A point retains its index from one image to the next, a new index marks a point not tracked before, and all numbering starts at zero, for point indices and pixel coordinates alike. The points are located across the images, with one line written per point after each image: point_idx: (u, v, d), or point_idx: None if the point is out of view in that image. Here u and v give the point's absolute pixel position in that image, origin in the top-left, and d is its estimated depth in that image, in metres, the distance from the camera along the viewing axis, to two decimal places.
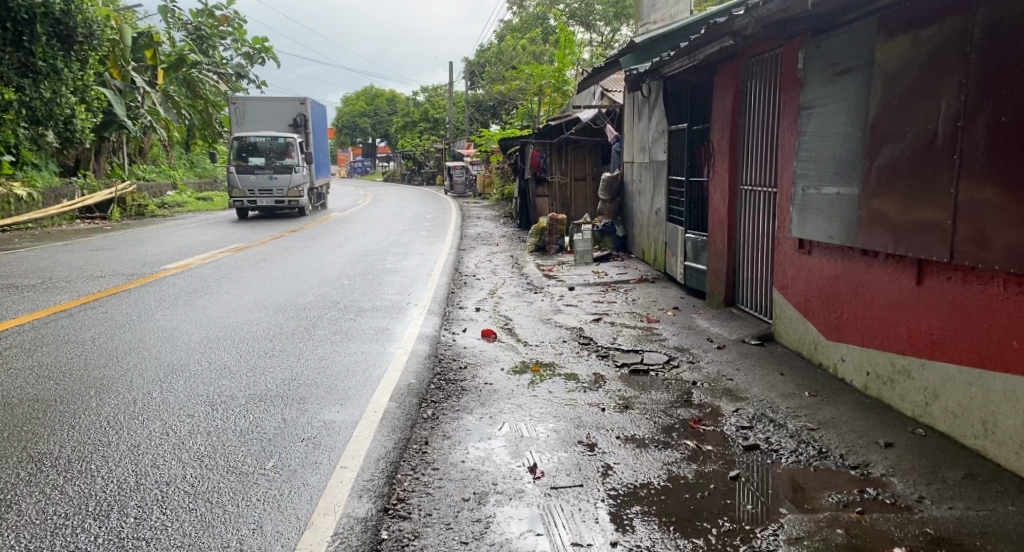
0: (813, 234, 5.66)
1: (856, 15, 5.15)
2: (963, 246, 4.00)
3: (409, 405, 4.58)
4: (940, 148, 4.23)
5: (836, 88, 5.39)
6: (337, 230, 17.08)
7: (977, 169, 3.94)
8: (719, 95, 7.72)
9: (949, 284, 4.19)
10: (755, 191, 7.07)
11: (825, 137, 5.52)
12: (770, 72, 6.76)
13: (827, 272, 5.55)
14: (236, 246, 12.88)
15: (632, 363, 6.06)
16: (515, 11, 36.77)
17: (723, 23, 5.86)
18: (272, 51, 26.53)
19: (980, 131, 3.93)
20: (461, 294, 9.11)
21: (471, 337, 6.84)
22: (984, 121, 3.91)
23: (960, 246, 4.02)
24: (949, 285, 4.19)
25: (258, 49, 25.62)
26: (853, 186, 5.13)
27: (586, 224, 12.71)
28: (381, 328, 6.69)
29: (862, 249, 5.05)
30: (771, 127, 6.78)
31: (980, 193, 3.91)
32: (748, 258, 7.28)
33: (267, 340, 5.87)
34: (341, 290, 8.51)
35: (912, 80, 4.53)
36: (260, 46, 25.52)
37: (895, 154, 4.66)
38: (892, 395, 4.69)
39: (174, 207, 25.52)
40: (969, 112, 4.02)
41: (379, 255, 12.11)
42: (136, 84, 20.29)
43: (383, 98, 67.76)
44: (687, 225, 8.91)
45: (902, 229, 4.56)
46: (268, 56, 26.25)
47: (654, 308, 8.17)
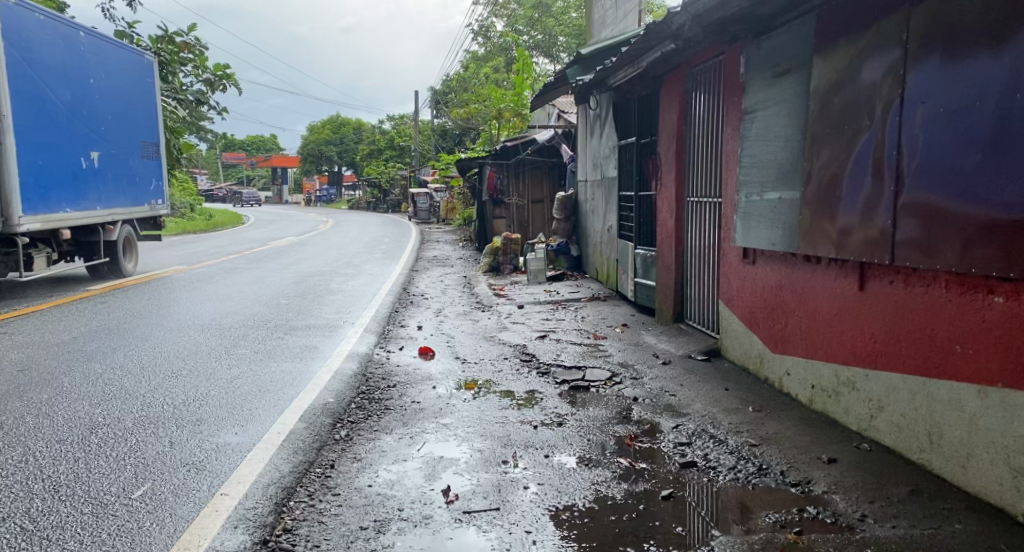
0: (757, 242, 5.44)
1: (795, 14, 5.01)
2: (905, 246, 3.80)
3: (321, 425, 4.19)
4: (881, 144, 4.06)
5: (777, 89, 5.22)
6: (288, 253, 16.63)
7: (918, 163, 3.75)
8: (666, 106, 7.55)
9: (890, 288, 3.97)
10: (701, 202, 6.86)
11: (767, 141, 5.33)
12: (714, 79, 6.60)
13: (771, 281, 5.32)
14: (172, 269, 12.39)
15: (573, 379, 5.75)
16: (481, 40, 36.86)
17: (662, 24, 5.69)
18: (233, 77, 26.28)
19: (920, 122, 3.75)
20: (404, 313, 8.74)
21: (407, 355, 6.47)
22: (923, 113, 3.73)
23: (903, 248, 3.81)
24: (891, 289, 3.97)
25: (218, 74, 25.12)
26: (794, 190, 4.94)
27: (540, 243, 12.43)
28: (307, 347, 6.31)
29: (805, 256, 4.84)
30: (715, 137, 6.62)
31: (922, 190, 3.71)
32: (696, 272, 7.05)
33: (178, 361, 5.45)
34: (276, 311, 8.09)
35: (850, 76, 4.36)
36: (221, 74, 25.16)
37: (836, 155, 4.48)
38: (836, 409, 4.44)
39: None
40: (909, 104, 3.84)
41: (324, 276, 11.69)
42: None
43: (349, 126, 67.41)
44: (637, 241, 8.68)
45: (843, 233, 4.36)
46: (229, 81, 25.73)
47: (603, 326, 7.89)
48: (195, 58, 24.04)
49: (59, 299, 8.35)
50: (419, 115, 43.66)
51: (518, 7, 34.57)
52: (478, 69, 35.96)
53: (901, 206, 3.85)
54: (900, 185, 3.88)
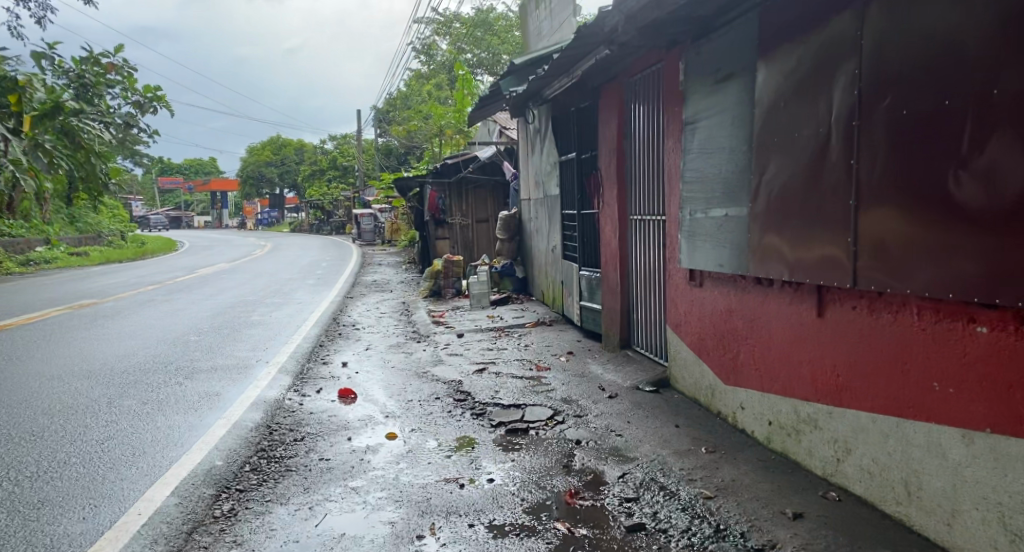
0: (704, 264, 4.97)
1: (735, 14, 4.59)
2: (868, 268, 3.34)
3: (197, 500, 3.55)
4: (837, 152, 3.61)
5: (719, 97, 4.78)
6: (216, 283, 15.66)
7: (880, 172, 3.31)
8: (604, 119, 7.10)
9: (852, 314, 3.52)
10: (644, 219, 6.39)
11: (709, 153, 4.88)
12: (652, 89, 6.18)
13: (721, 306, 4.84)
14: (77, 305, 11.40)
15: (510, 421, 5.15)
16: (423, 59, 36.26)
17: (593, 27, 5.22)
18: (165, 101, 25.35)
19: (881, 126, 3.31)
20: (331, 348, 8.02)
21: (324, 399, 5.77)
22: (884, 115, 3.30)
23: (866, 270, 3.36)
24: (852, 316, 3.52)
25: (149, 97, 24.02)
26: (742, 205, 4.48)
27: (483, 265, 11.84)
28: (208, 395, 5.59)
29: (756, 278, 4.37)
30: (655, 150, 6.17)
31: (885, 201, 3.27)
32: (642, 294, 6.56)
33: (45, 424, 4.69)
34: (184, 352, 7.34)
35: (799, 79, 3.93)
36: (153, 95, 24.08)
37: (785, 167, 4.03)
38: (798, 449, 3.95)
39: (40, 265, 25.17)
40: (867, 106, 3.41)
41: (249, 308, 10.87)
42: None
43: (292, 148, 65.85)
44: (580, 262, 8.18)
45: (797, 251, 3.90)
46: (161, 104, 24.59)
47: (545, 354, 7.32)
48: (124, 79, 23.03)
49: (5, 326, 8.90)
50: (362, 136, 42.76)
51: (461, 26, 34.11)
52: (421, 88, 35.33)
53: (862, 221, 3.40)
54: (859, 197, 3.43)
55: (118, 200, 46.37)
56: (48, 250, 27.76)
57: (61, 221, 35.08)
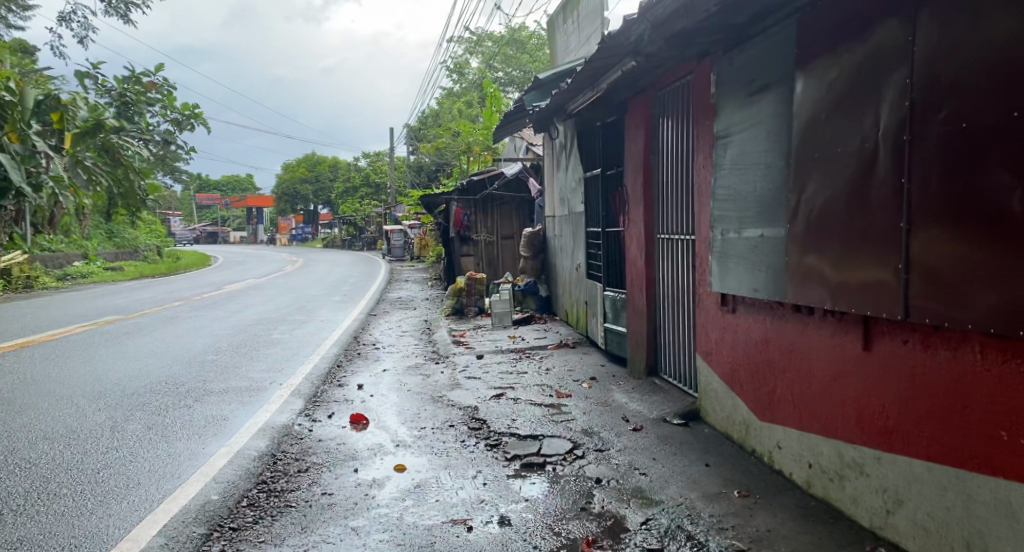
0: (737, 288, 4.63)
1: (771, 22, 4.28)
2: (921, 298, 3.01)
3: (186, 543, 3.31)
4: (885, 169, 3.28)
5: (753, 109, 4.47)
6: (241, 299, 15.64)
7: (935, 193, 2.98)
8: (631, 134, 6.81)
9: (903, 349, 3.19)
10: (672, 238, 6.07)
11: (743, 169, 4.55)
12: (681, 102, 5.88)
13: (756, 335, 4.50)
14: (102, 321, 11.40)
15: (527, 455, 4.84)
16: (453, 77, 36.36)
17: (618, 37, 4.95)
18: (202, 118, 25.80)
19: (936, 142, 2.99)
20: (348, 368, 7.79)
21: (334, 425, 5.52)
22: (940, 130, 2.98)
23: (920, 301, 3.02)
24: (904, 351, 3.18)
25: (187, 115, 24.43)
26: (778, 226, 4.14)
27: (506, 283, 11.56)
28: (214, 419, 5.36)
29: (794, 306, 4.03)
30: (684, 168, 5.86)
31: (941, 225, 2.93)
32: (669, 318, 6.22)
33: (42, 449, 4.51)
34: (198, 372, 7.17)
35: (842, 89, 3.60)
36: (192, 113, 24.60)
37: (827, 185, 3.69)
38: (841, 496, 3.61)
39: (76, 279, 25.58)
40: (920, 119, 3.08)
41: (270, 326, 10.73)
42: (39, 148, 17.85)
43: (325, 165, 66.59)
44: (605, 282, 7.87)
45: (840, 277, 3.56)
46: (198, 122, 25.00)
47: (568, 380, 6.99)
48: (164, 98, 23.55)
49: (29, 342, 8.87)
50: (394, 153, 42.96)
51: (491, 44, 34.14)
52: (451, 105, 35.41)
53: (914, 245, 3.07)
54: (911, 219, 3.10)
55: (156, 215, 47.29)
56: (85, 264, 28.31)
57: (99, 235, 35.77)
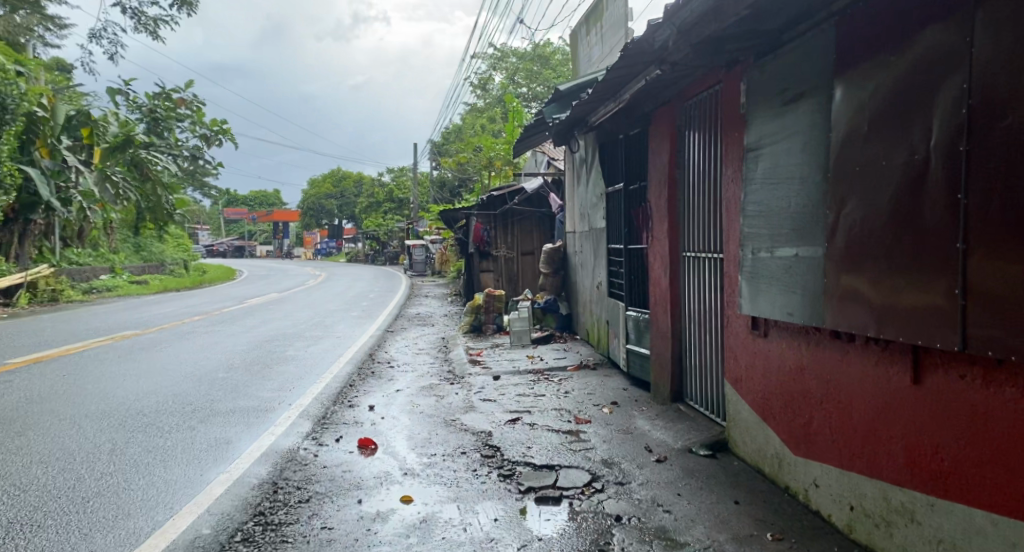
0: (769, 311, 4.31)
1: (807, 26, 3.98)
2: (983, 329, 2.74)
3: None
4: (937, 183, 2.98)
5: (787, 119, 4.16)
6: (260, 313, 15.56)
7: (998, 211, 2.70)
8: (655, 148, 6.52)
9: (961, 385, 2.93)
10: (698, 256, 5.76)
11: (775, 183, 4.24)
12: (709, 114, 5.59)
13: (789, 363, 4.19)
14: (118, 336, 11.34)
15: (542, 487, 4.56)
16: (477, 93, 36.35)
17: (641, 44, 4.69)
18: (230, 134, 26.08)
19: (999, 153, 2.70)
20: (360, 388, 7.57)
21: (341, 450, 5.27)
22: (1002, 141, 2.69)
23: (982, 332, 2.75)
24: (962, 387, 2.93)
25: (216, 130, 24.81)
26: (815, 245, 3.83)
27: (525, 300, 11.29)
28: (218, 443, 5.13)
29: (832, 332, 3.72)
30: (711, 183, 5.56)
31: (1005, 248, 2.66)
32: (695, 340, 5.89)
33: (34, 475, 4.30)
34: (206, 390, 6.98)
35: (888, 95, 3.29)
36: (220, 128, 24.92)
37: (869, 200, 3.38)
38: (889, 545, 3.35)
39: (102, 292, 25.83)
40: (978, 127, 2.79)
41: (285, 342, 10.56)
42: (69, 163, 18.45)
43: (350, 180, 66.93)
44: (628, 301, 7.55)
45: (885, 302, 3.25)
46: (226, 138, 25.32)
47: (588, 404, 6.69)
48: (193, 113, 23.86)
49: (41, 357, 8.79)
50: (418, 169, 43.05)
51: (515, 61, 34.06)
52: (474, 121, 35.34)
53: (972, 270, 2.79)
54: (969, 241, 2.82)
55: (184, 229, 47.86)
56: (111, 277, 28.60)
57: (127, 249, 36.23)
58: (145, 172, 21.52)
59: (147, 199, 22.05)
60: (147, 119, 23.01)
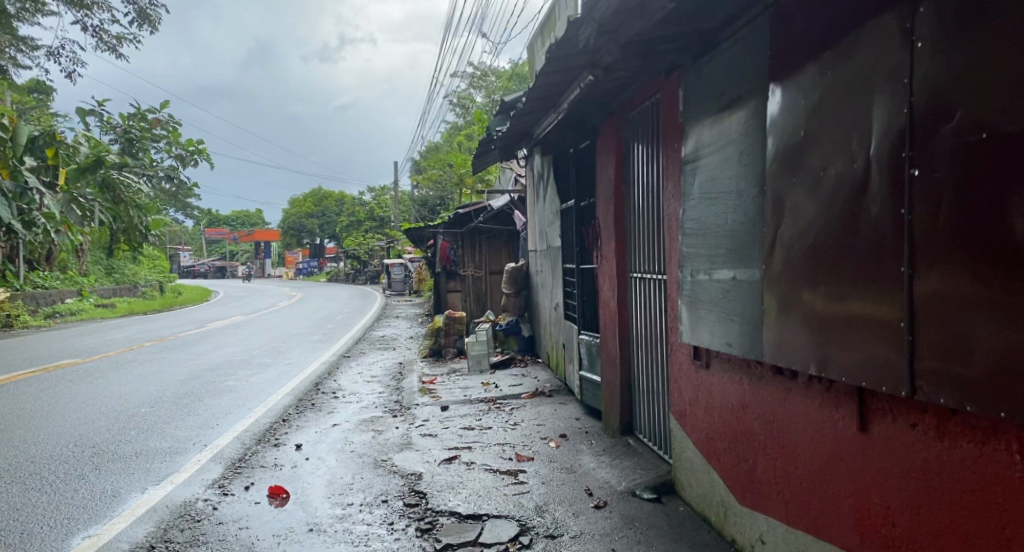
0: (709, 340, 3.83)
1: (741, 23, 3.54)
2: (932, 370, 2.34)
3: None
4: (879, 199, 2.56)
5: (723, 127, 3.70)
6: (218, 339, 14.88)
7: (946, 232, 2.30)
8: (602, 161, 6.08)
9: (913, 436, 2.51)
10: (644, 277, 5.29)
11: (712, 199, 3.78)
12: (651, 124, 5.16)
13: (731, 399, 3.73)
14: (53, 366, 10.68)
15: (461, 543, 4.04)
16: (458, 111, 35.83)
17: (563, 46, 4.23)
18: (205, 153, 25.63)
19: (945, 164, 2.30)
20: (294, 423, 7.00)
21: (247, 500, 4.72)
22: (949, 149, 2.29)
23: (932, 373, 2.35)
24: (913, 438, 2.51)
25: (192, 151, 24.34)
26: (755, 267, 3.35)
27: (486, 322, 10.76)
28: (102, 496, 4.54)
29: (774, 367, 3.27)
30: (656, 200, 5.11)
31: (956, 275, 2.26)
32: (644, 367, 5.42)
33: None
34: (119, 429, 6.38)
35: (825, 95, 2.85)
36: (193, 147, 24.50)
37: (807, 217, 2.94)
38: None
39: (64, 317, 24.93)
40: (923, 132, 2.38)
41: (229, 371, 9.93)
42: (31, 185, 17.12)
43: (331, 199, 66.06)
44: (581, 325, 7.04)
45: (827, 335, 2.82)
46: (203, 157, 24.85)
47: (535, 437, 6.18)
48: (166, 133, 23.45)
49: None
50: (398, 188, 42.40)
51: (495, 77, 33.47)
52: (454, 138, 34.79)
53: (920, 301, 2.39)
54: (915, 266, 2.41)
55: (161, 249, 47.10)
56: (76, 301, 27.67)
57: (98, 271, 35.44)
58: (118, 194, 20.67)
59: (119, 221, 21.40)
60: (121, 140, 23.00)
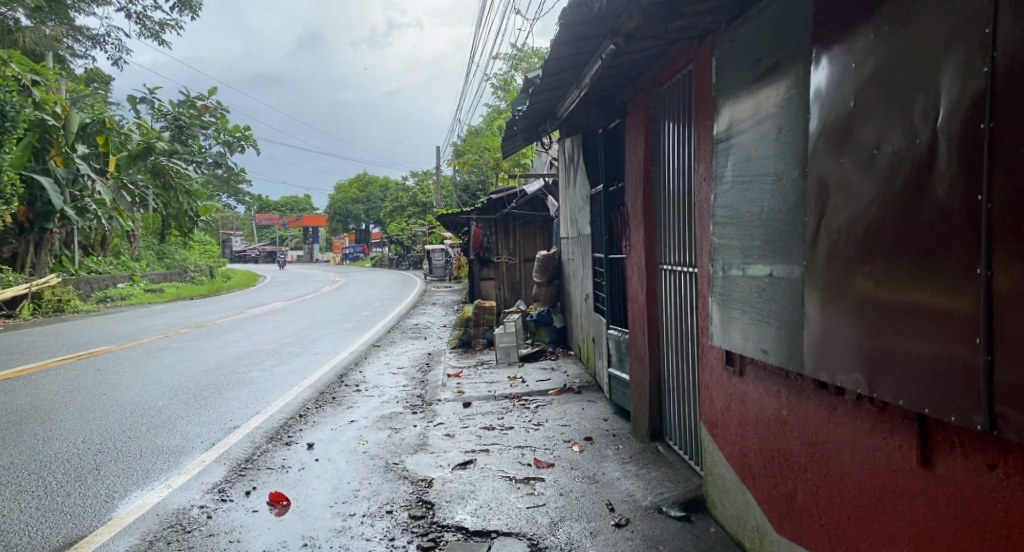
0: (742, 344, 3.35)
1: None
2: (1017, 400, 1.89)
3: None
4: (946, 183, 2.08)
5: (760, 99, 3.21)
6: (255, 326, 14.89)
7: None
8: (631, 142, 5.61)
9: (988, 479, 2.05)
10: (675, 269, 4.82)
11: (747, 182, 3.29)
12: (683, 98, 4.67)
13: (768, 412, 3.27)
14: (86, 354, 10.74)
15: None
16: (499, 94, 35.24)
17: (578, 13, 3.78)
18: (252, 139, 25.81)
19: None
20: (310, 418, 6.74)
21: (245, 507, 4.43)
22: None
23: (1013, 402, 1.90)
24: (989, 481, 2.05)
25: (239, 137, 24.99)
26: (794, 265, 2.87)
27: (517, 312, 10.39)
28: (92, 504, 4.30)
29: (816, 380, 2.80)
30: (687, 185, 4.62)
31: None
32: (674, 366, 4.96)
33: None
34: (131, 424, 6.20)
35: (880, 55, 2.35)
36: (241, 134, 24.68)
37: (856, 204, 2.45)
38: None
39: (114, 301, 25.46)
40: (1007, 98, 1.90)
41: (255, 361, 9.80)
42: (82, 171, 19.03)
43: (377, 184, 66.40)
44: (610, 319, 6.59)
45: (881, 347, 2.34)
46: (250, 144, 25.34)
47: (559, 440, 5.77)
48: (215, 120, 24.23)
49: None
50: (441, 172, 42.14)
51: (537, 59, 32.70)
52: (495, 122, 34.27)
53: (998, 311, 1.93)
54: (994, 269, 1.94)
55: (210, 235, 47.97)
56: (126, 285, 28.28)
57: (150, 256, 36.22)
58: (167, 180, 22.04)
59: (170, 206, 22.83)
60: (172, 127, 24.17)
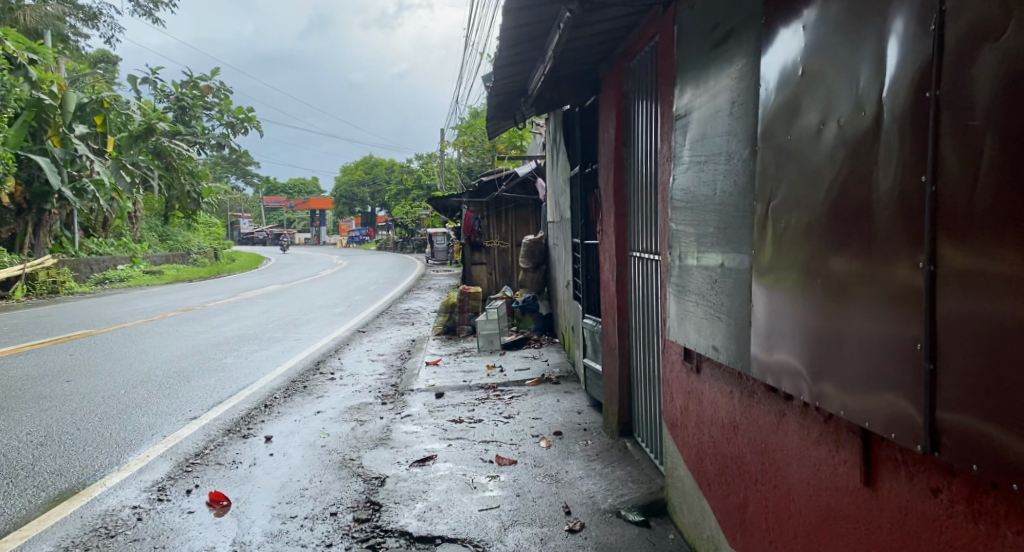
0: (696, 341, 3.06)
1: None
2: (964, 416, 1.60)
3: None
4: (891, 163, 1.79)
5: (716, 71, 2.88)
6: (243, 310, 14.66)
7: (986, 211, 1.54)
8: (604, 121, 5.29)
9: (931, 504, 1.76)
10: (643, 257, 4.52)
11: (703, 163, 2.97)
12: (651, 74, 4.35)
13: (721, 415, 2.98)
14: (64, 338, 10.52)
15: None
16: None
17: None
18: (255, 121, 25.61)
19: (986, 109, 1.53)
20: (274, 409, 6.49)
21: (181, 507, 4.16)
22: (993, 84, 1.52)
23: (959, 419, 1.62)
24: (932, 508, 1.76)
25: (241, 118, 24.81)
26: (743, 256, 2.57)
27: (502, 298, 10.11)
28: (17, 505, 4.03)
29: (765, 384, 2.51)
30: (655, 166, 4.32)
31: (999, 281, 1.50)
32: (641, 358, 4.68)
33: None
34: (85, 414, 5.95)
35: (828, 17, 2.05)
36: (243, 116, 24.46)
37: (803, 189, 2.16)
38: None
39: (112, 283, 25.32)
40: (955, 61, 1.61)
41: (233, 347, 9.56)
42: (79, 151, 18.54)
43: (383, 166, 66.13)
44: (586, 307, 6.30)
45: (826, 352, 2.05)
46: (250, 126, 25.12)
47: (526, 435, 5.49)
48: (219, 101, 24.45)
49: None
50: (445, 155, 41.81)
51: None
52: None
53: (943, 313, 1.64)
54: (941, 262, 1.65)
55: (215, 216, 47.80)
56: (125, 267, 28.12)
57: (151, 238, 36.07)
58: (168, 161, 22.63)
59: (173, 188, 23.71)
60: (174, 109, 24.05)
